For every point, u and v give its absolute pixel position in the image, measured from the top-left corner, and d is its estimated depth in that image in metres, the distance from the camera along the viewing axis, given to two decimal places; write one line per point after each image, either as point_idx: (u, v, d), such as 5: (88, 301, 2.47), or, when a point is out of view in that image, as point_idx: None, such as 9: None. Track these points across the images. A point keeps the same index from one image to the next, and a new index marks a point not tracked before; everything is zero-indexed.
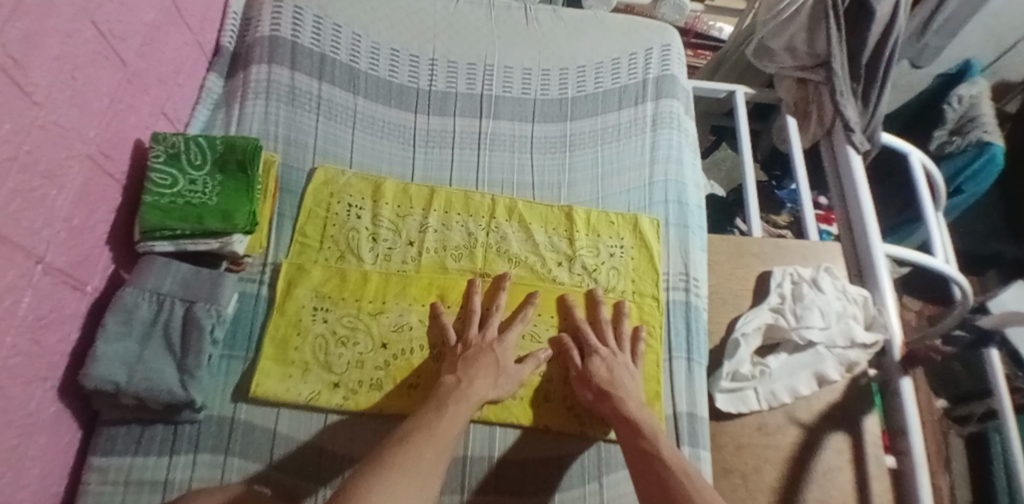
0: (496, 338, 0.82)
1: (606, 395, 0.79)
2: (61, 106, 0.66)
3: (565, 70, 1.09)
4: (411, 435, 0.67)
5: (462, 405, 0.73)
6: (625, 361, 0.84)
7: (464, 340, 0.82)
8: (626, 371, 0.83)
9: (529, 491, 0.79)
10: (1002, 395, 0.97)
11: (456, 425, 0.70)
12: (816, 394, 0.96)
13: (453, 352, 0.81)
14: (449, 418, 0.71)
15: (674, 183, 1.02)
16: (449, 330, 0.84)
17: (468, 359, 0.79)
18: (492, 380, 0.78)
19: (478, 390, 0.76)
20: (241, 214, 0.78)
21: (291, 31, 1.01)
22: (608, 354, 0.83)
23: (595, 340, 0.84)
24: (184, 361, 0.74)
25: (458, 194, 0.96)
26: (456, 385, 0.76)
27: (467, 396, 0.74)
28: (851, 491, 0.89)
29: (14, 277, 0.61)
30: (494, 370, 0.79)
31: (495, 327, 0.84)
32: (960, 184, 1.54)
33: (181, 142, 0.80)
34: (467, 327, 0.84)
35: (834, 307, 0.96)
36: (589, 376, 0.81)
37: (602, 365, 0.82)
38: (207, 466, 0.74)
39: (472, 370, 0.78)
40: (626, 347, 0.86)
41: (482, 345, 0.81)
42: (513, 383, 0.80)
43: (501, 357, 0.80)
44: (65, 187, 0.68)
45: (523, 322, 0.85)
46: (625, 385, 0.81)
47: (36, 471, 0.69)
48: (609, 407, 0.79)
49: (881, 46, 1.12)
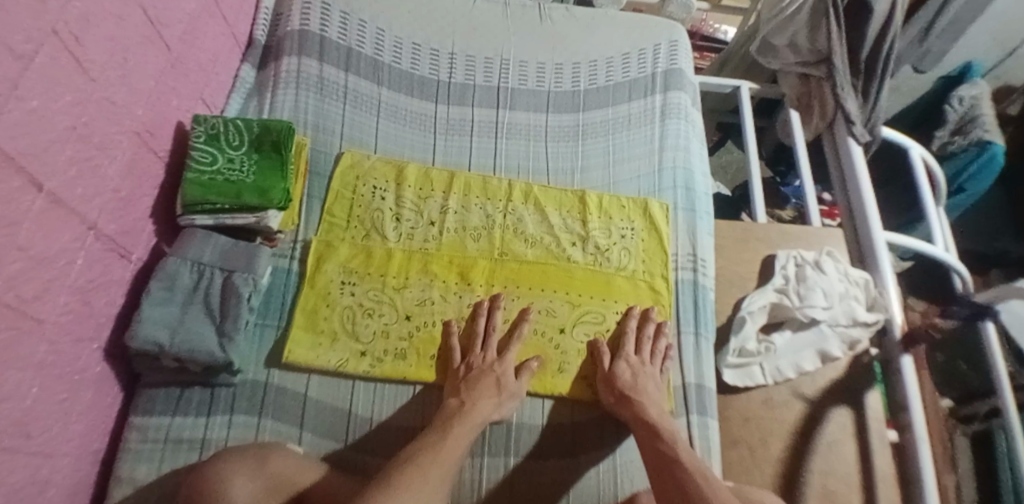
0: (497, 359, 0.85)
1: (627, 399, 0.82)
2: (113, 84, 0.72)
3: (578, 64, 1.15)
4: (416, 457, 0.70)
5: (467, 426, 0.76)
6: (652, 372, 0.87)
7: (467, 363, 0.85)
8: (652, 383, 0.85)
9: (554, 454, 0.84)
10: (1004, 391, 0.97)
11: (460, 448, 0.73)
12: (820, 370, 1.00)
13: (455, 375, 0.84)
14: (454, 437, 0.74)
15: (682, 170, 1.07)
16: (454, 350, 0.86)
17: (471, 381, 0.82)
18: (495, 403, 0.80)
19: (480, 413, 0.78)
20: (276, 191, 0.84)
21: (320, 26, 1.07)
22: (634, 362, 0.86)
23: (630, 348, 0.88)
24: (223, 325, 0.79)
25: (476, 179, 1.01)
26: (459, 408, 0.79)
27: (470, 419, 0.77)
28: (855, 462, 0.93)
29: (69, 239, 0.67)
30: (495, 391, 0.81)
31: (493, 349, 0.86)
32: (962, 183, 1.58)
33: (221, 125, 0.86)
34: (470, 350, 0.86)
35: (837, 289, 1.00)
36: (614, 379, 0.84)
37: (627, 369, 0.85)
38: (242, 427, 0.79)
39: (473, 393, 0.80)
40: (649, 359, 0.88)
41: (483, 367, 0.83)
42: (514, 399, 0.83)
43: (503, 379, 0.83)
44: (115, 159, 0.73)
45: (519, 340, 0.87)
46: (652, 396, 0.84)
47: (81, 426, 0.73)
48: (628, 412, 0.82)
49: (881, 39, 1.16)
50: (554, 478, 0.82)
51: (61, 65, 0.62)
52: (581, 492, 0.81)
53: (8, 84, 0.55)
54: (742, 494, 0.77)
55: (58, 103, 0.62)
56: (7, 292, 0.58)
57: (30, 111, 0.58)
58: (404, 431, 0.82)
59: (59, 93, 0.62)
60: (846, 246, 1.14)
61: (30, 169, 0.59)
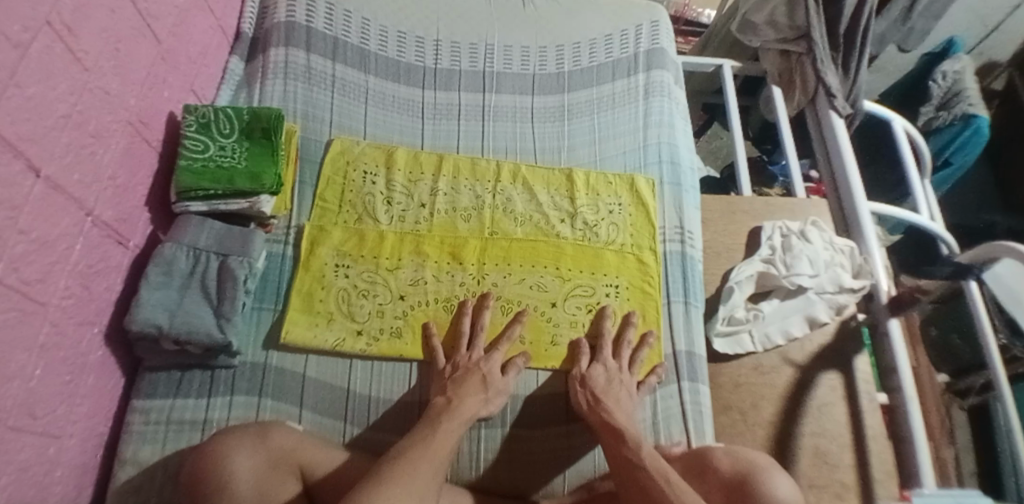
0: (483, 356, 0.84)
1: (599, 405, 0.80)
2: (107, 74, 0.74)
3: (562, 46, 1.17)
4: (409, 451, 0.67)
5: (455, 421, 0.74)
6: (629, 380, 0.85)
7: (452, 363, 0.84)
8: (625, 391, 0.84)
9: (552, 422, 0.86)
10: (997, 366, 0.89)
11: (450, 441, 0.71)
12: (808, 337, 1.02)
13: (442, 374, 0.83)
14: (442, 435, 0.71)
15: (667, 144, 1.09)
16: (437, 353, 0.85)
17: (457, 380, 0.81)
18: (482, 397, 0.79)
19: (470, 408, 0.77)
20: (268, 175, 0.87)
21: (306, 17, 1.10)
22: (612, 367, 0.85)
23: (608, 352, 0.87)
24: (220, 307, 0.81)
25: (465, 160, 1.03)
26: (446, 405, 0.77)
27: (458, 415, 0.75)
28: (846, 423, 0.94)
29: (68, 225, 0.68)
30: (481, 388, 0.80)
31: (480, 348, 0.85)
32: (948, 156, 1.55)
33: (211, 113, 0.90)
34: (456, 350, 0.85)
35: (822, 256, 1.02)
36: (588, 381, 0.83)
37: (603, 373, 0.84)
38: (242, 407, 0.80)
39: (460, 390, 0.79)
40: (627, 366, 0.87)
41: (469, 366, 0.82)
42: (501, 395, 0.82)
43: (489, 375, 0.82)
44: (110, 148, 0.75)
45: (509, 341, 0.86)
46: (621, 402, 0.81)
47: (85, 409, 0.75)
48: (597, 418, 0.79)
49: (858, 16, 1.14)
50: (563, 443, 0.84)
51: (57, 55, 0.64)
52: (579, 469, 0.83)
53: (6, 71, 0.57)
54: (735, 456, 0.75)
55: (55, 91, 0.64)
56: (11, 274, 0.59)
57: (28, 99, 0.60)
58: (408, 407, 0.84)
59: (56, 82, 0.64)
60: (832, 216, 1.16)
61: (29, 154, 0.61)
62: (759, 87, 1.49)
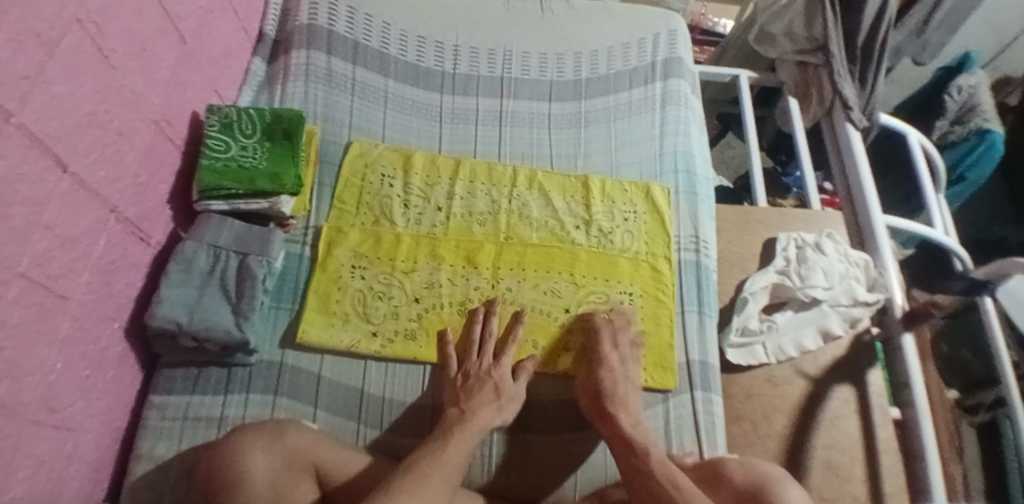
0: (494, 364, 0.84)
1: (609, 417, 0.79)
2: (132, 74, 0.75)
3: (579, 54, 1.17)
4: (420, 463, 0.67)
5: (469, 432, 0.74)
6: (631, 376, 0.85)
7: (464, 371, 0.84)
8: (631, 390, 0.83)
9: (563, 427, 0.86)
10: (1010, 382, 0.86)
11: (460, 454, 0.70)
12: (822, 349, 1.02)
13: (453, 383, 0.83)
14: (455, 445, 0.71)
15: (683, 153, 1.09)
16: (450, 359, 0.85)
17: (468, 390, 0.81)
18: (495, 406, 0.79)
19: (482, 419, 0.77)
20: (288, 176, 0.88)
21: (327, 20, 1.11)
22: (618, 366, 0.84)
23: (607, 347, 0.86)
24: (239, 305, 0.82)
25: (481, 166, 1.03)
26: (459, 416, 0.77)
27: (469, 425, 0.75)
28: (858, 437, 0.94)
29: (92, 221, 0.69)
30: (494, 396, 0.80)
31: (490, 353, 0.85)
32: (962, 172, 1.54)
33: (234, 114, 0.91)
34: (467, 356, 0.86)
35: (837, 268, 1.02)
36: (598, 389, 0.82)
37: (610, 374, 0.83)
38: (257, 405, 0.81)
39: (472, 402, 0.79)
40: (627, 358, 0.86)
41: (481, 374, 0.83)
42: (513, 404, 0.81)
43: (501, 384, 0.82)
44: (134, 146, 0.76)
45: (516, 343, 0.87)
46: (632, 410, 0.80)
47: (103, 403, 0.76)
48: (608, 430, 0.78)
49: (875, 28, 1.16)
50: (569, 454, 0.84)
51: (85, 53, 0.65)
52: (590, 477, 0.83)
53: (35, 68, 0.58)
54: (748, 468, 0.75)
55: (82, 90, 0.65)
56: (35, 268, 0.60)
57: (55, 97, 0.61)
58: (423, 414, 0.84)
59: (83, 80, 0.65)
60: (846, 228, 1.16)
61: (56, 150, 0.62)
62: (774, 98, 1.47)
